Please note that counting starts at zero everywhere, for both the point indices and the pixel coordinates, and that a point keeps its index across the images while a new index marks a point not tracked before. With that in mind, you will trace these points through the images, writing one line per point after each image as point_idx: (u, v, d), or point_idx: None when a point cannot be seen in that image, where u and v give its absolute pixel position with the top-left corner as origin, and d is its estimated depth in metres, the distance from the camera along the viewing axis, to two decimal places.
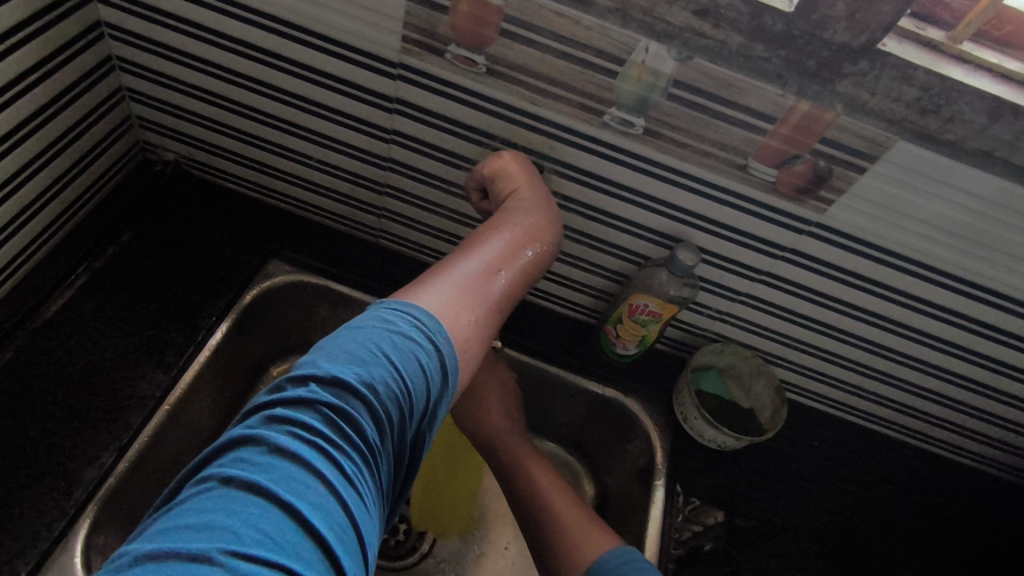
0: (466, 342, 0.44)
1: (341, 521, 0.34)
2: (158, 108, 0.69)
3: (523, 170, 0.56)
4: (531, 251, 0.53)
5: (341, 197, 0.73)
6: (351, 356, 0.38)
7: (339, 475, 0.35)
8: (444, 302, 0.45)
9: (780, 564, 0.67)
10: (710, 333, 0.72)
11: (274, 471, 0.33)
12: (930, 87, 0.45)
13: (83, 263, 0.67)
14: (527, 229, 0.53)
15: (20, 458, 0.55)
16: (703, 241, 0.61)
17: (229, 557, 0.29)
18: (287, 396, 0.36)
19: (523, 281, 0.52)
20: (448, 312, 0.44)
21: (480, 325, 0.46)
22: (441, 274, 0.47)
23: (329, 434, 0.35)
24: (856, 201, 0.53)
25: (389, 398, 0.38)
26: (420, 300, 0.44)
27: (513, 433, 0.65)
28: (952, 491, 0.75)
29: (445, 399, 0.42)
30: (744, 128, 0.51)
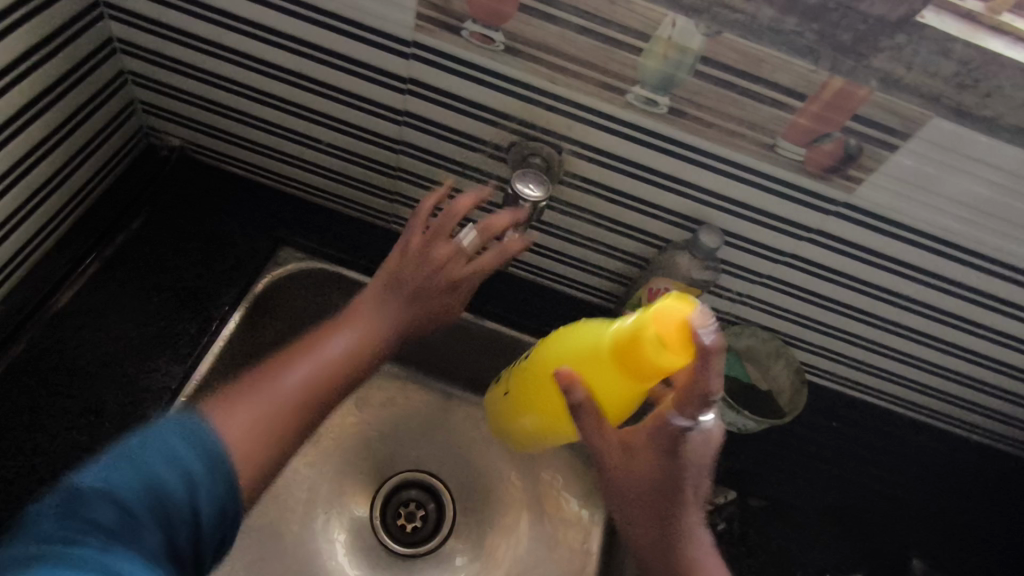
0: (251, 453, 0.44)
1: None
2: (161, 91, 0.67)
3: (432, 203, 0.56)
4: (365, 359, 0.53)
5: (351, 181, 0.71)
6: (111, 469, 0.37)
7: (97, 556, 0.34)
8: (239, 424, 0.44)
9: (800, 545, 0.68)
10: (729, 316, 0.72)
11: (18, 566, 0.32)
12: (969, 61, 0.44)
13: (92, 253, 0.66)
14: (351, 338, 0.53)
15: (39, 454, 0.55)
16: (727, 222, 0.60)
17: None
18: (30, 514, 0.36)
19: (358, 363, 0.53)
20: (225, 414, 0.45)
21: (265, 435, 0.45)
22: (267, 376, 0.48)
23: (81, 534, 0.34)
24: (887, 180, 0.52)
25: (151, 502, 0.37)
26: (218, 417, 0.44)
27: (648, 462, 0.50)
28: (969, 469, 0.76)
29: (237, 508, 0.40)
30: (773, 107, 0.49)
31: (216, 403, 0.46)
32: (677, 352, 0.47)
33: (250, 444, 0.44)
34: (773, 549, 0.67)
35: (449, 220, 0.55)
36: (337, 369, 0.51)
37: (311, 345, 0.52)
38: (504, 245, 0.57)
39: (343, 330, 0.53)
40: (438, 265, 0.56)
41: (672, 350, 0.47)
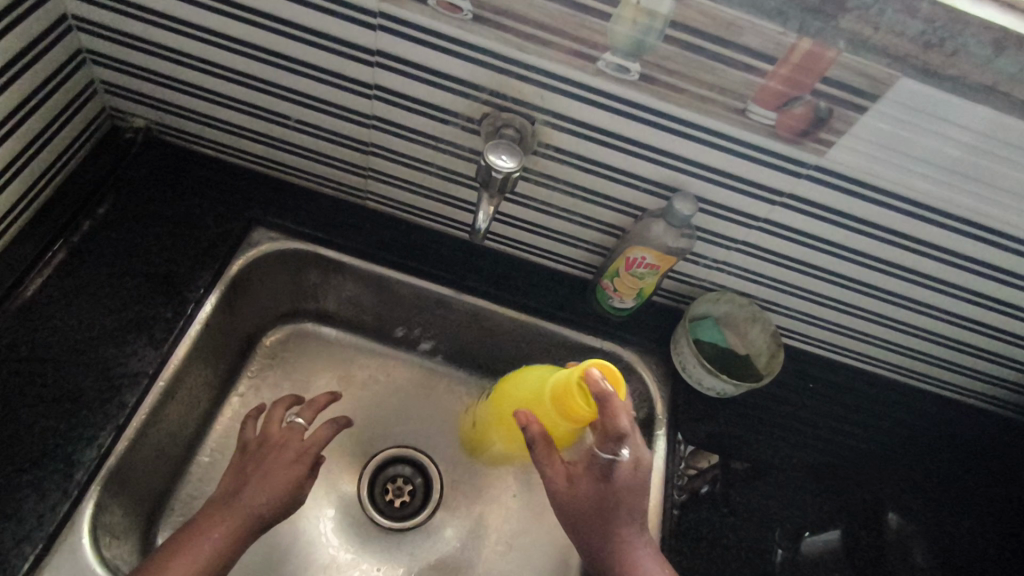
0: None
1: None
2: (123, 70, 0.65)
3: (284, 402, 0.65)
4: (239, 538, 0.54)
5: (324, 159, 0.70)
6: None
7: None
8: None
9: (780, 503, 0.69)
10: (706, 283, 0.72)
11: None
12: (935, 20, 0.44)
13: (59, 240, 0.64)
14: (219, 531, 0.53)
15: (14, 443, 0.55)
16: (701, 189, 0.60)
17: None
18: None
19: (238, 538, 0.54)
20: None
21: None
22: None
23: None
24: (858, 142, 0.52)
25: None
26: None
27: (584, 483, 0.58)
28: (939, 424, 0.79)
29: None
30: (744, 70, 0.49)
31: None
32: (587, 403, 0.53)
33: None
34: (755, 508, 0.68)
35: (291, 433, 0.62)
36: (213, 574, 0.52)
37: (168, 567, 0.50)
38: (306, 442, 0.61)
39: (219, 524, 0.54)
40: (295, 448, 0.61)
41: (586, 404, 0.53)
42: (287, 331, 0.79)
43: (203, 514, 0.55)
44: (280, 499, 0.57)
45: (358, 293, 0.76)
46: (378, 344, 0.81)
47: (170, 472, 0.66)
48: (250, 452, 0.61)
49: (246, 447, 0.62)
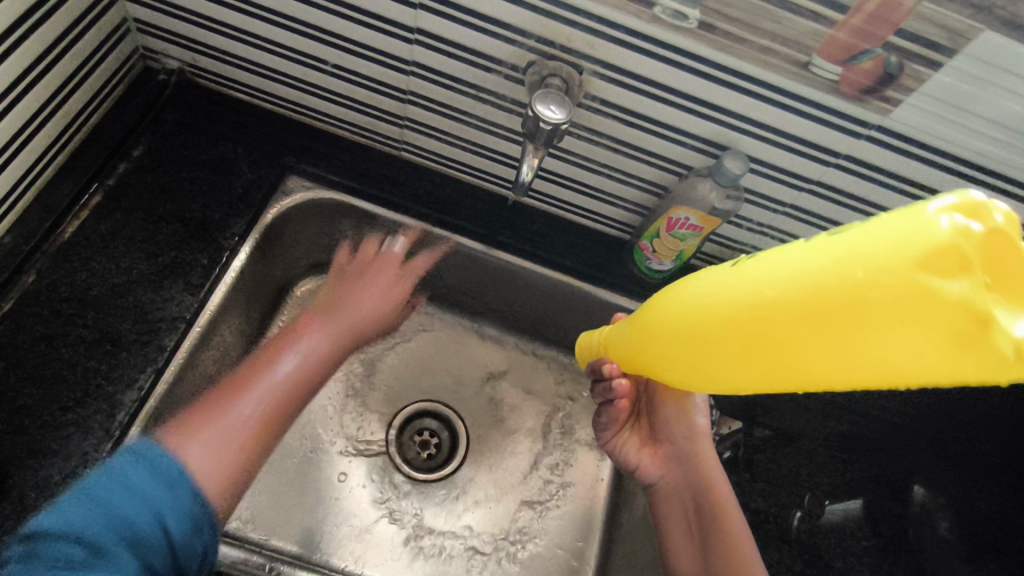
0: (224, 480, 0.46)
1: (182, 504, 0.42)
2: (157, 8, 0.63)
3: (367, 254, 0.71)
4: (320, 368, 0.60)
5: (360, 106, 0.68)
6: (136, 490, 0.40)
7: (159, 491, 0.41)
8: (199, 451, 0.46)
9: (808, 470, 0.69)
10: (747, 247, 0.70)
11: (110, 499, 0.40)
12: None
13: (95, 182, 0.64)
14: (310, 352, 0.59)
15: (57, 381, 0.56)
16: (752, 148, 0.58)
17: (158, 523, 0.40)
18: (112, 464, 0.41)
19: (326, 360, 0.60)
20: (183, 444, 0.46)
21: (230, 463, 0.47)
22: (229, 394, 0.51)
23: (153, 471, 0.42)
24: (926, 101, 0.49)
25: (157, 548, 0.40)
26: (187, 440, 0.46)
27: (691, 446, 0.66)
28: (976, 397, 0.77)
29: (206, 507, 0.43)
30: (811, 19, 0.46)
31: (164, 436, 0.46)
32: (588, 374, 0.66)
33: (228, 457, 0.47)
34: (782, 475, 0.69)
35: (388, 255, 0.71)
36: (306, 385, 0.57)
37: (267, 367, 0.55)
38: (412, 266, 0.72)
39: (314, 336, 0.61)
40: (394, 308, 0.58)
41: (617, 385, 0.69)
42: (317, 281, 0.78)
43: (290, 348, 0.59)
44: (379, 315, 0.68)
45: None
46: (410, 299, 0.81)
47: None
48: (337, 287, 0.67)
49: (341, 270, 0.69)
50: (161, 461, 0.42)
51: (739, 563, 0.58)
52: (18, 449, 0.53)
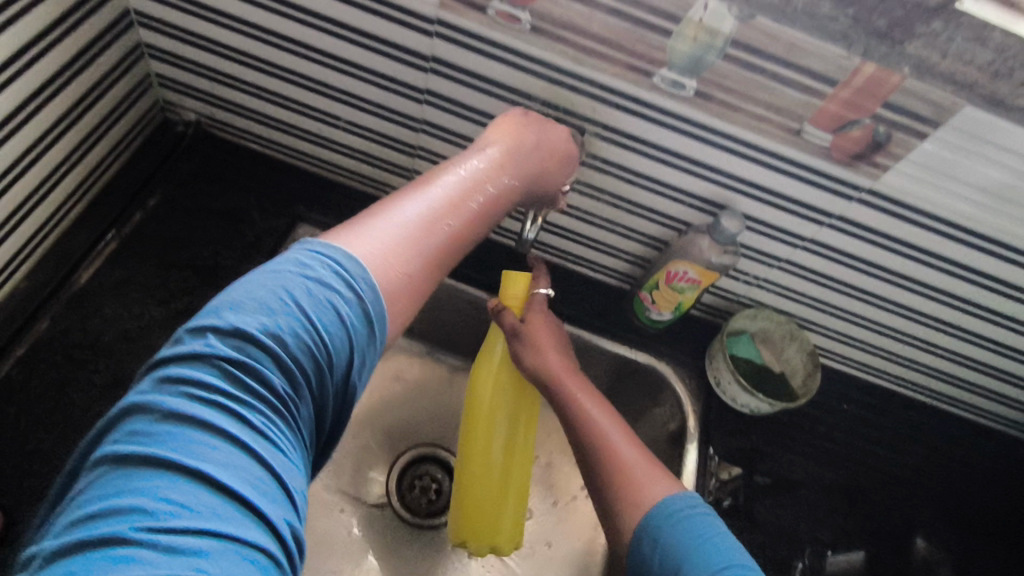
0: (402, 289, 0.43)
1: (253, 470, 0.33)
2: (178, 65, 0.67)
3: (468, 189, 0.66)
4: (486, 190, 0.50)
5: (369, 159, 0.71)
6: (259, 305, 0.37)
7: (252, 432, 0.34)
8: (372, 249, 0.42)
9: (808, 523, 0.69)
10: (745, 299, 0.72)
11: (169, 439, 0.32)
12: (1007, 49, 0.42)
13: (112, 228, 0.66)
14: (478, 193, 0.49)
15: (66, 427, 0.57)
16: (748, 206, 0.60)
17: (245, 432, 0.34)
18: (181, 352, 0.36)
19: (491, 206, 0.50)
20: (373, 261, 0.42)
21: (403, 260, 0.43)
22: (382, 209, 0.45)
23: (231, 392, 0.35)
24: (912, 167, 0.52)
25: (301, 349, 0.37)
26: (347, 242, 0.42)
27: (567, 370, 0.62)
28: (975, 452, 0.77)
29: (378, 343, 0.42)
30: (802, 91, 0.49)
31: (326, 236, 0.42)
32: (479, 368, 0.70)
33: (391, 275, 0.42)
34: (782, 526, 0.69)
35: None
36: (469, 221, 0.48)
37: (441, 182, 0.48)
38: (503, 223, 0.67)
39: (478, 163, 0.50)
40: (526, 117, 0.53)
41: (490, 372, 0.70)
42: None
43: (459, 170, 0.50)
44: None
45: None
46: (412, 343, 0.82)
47: None
48: (486, 138, 0.52)
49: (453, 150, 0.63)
50: (357, 279, 0.40)
51: (616, 468, 0.54)
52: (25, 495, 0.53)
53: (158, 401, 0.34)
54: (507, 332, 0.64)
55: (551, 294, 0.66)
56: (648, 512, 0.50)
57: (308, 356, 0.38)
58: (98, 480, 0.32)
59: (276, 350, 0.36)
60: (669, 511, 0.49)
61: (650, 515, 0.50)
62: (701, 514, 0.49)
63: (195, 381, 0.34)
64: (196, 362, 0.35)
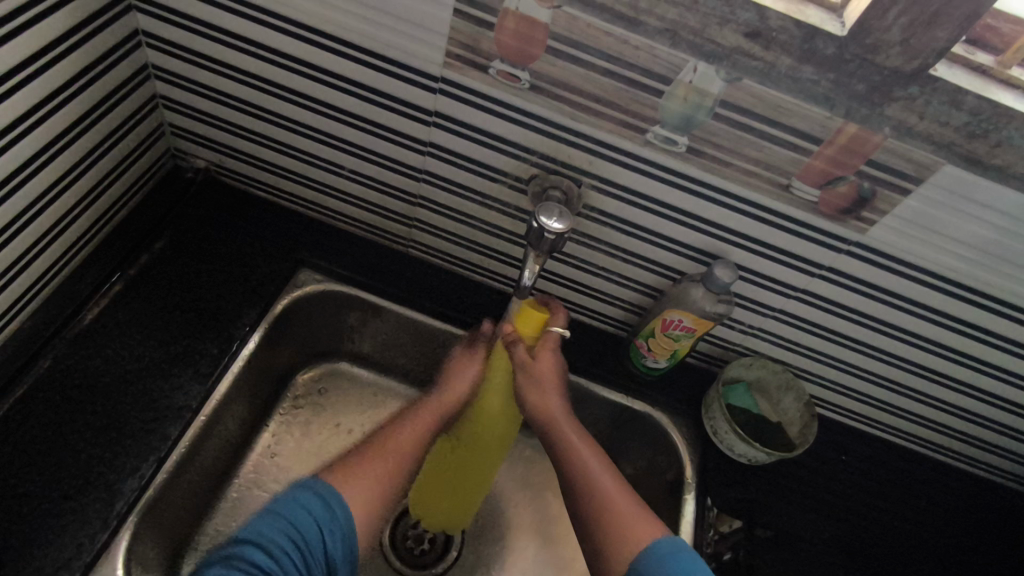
0: (376, 511, 0.56)
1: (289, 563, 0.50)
2: (192, 115, 0.69)
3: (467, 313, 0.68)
4: (462, 380, 0.65)
5: (372, 207, 0.73)
6: (268, 540, 0.50)
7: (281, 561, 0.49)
8: (355, 493, 0.55)
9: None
10: (740, 348, 0.73)
11: (248, 553, 0.49)
12: (980, 112, 0.45)
13: (118, 271, 0.67)
14: (432, 427, 0.63)
15: (59, 468, 0.56)
16: (740, 257, 0.61)
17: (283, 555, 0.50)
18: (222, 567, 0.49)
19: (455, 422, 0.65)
20: (353, 485, 0.55)
21: (373, 509, 0.55)
22: (366, 453, 0.58)
23: (268, 560, 0.49)
24: (898, 222, 0.53)
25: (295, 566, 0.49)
26: (339, 483, 0.55)
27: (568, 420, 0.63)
28: (977, 506, 0.76)
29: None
30: (789, 148, 0.51)
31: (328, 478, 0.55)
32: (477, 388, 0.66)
33: (364, 503, 0.55)
34: None
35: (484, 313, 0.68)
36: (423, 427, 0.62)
37: (421, 426, 0.62)
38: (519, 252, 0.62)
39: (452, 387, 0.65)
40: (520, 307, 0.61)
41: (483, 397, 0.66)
42: (321, 369, 0.80)
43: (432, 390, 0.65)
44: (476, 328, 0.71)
45: (394, 337, 0.77)
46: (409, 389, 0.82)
47: (201, 504, 0.67)
48: (459, 360, 0.66)
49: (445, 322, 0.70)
50: (336, 518, 0.53)
51: (611, 517, 0.56)
52: (15, 538, 0.53)
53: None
54: (517, 365, 0.62)
55: (567, 333, 0.63)
56: (640, 558, 0.52)
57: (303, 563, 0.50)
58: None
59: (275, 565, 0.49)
60: (660, 555, 0.52)
61: (643, 562, 0.52)
62: (689, 558, 0.52)
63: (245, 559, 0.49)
64: (242, 558, 0.49)
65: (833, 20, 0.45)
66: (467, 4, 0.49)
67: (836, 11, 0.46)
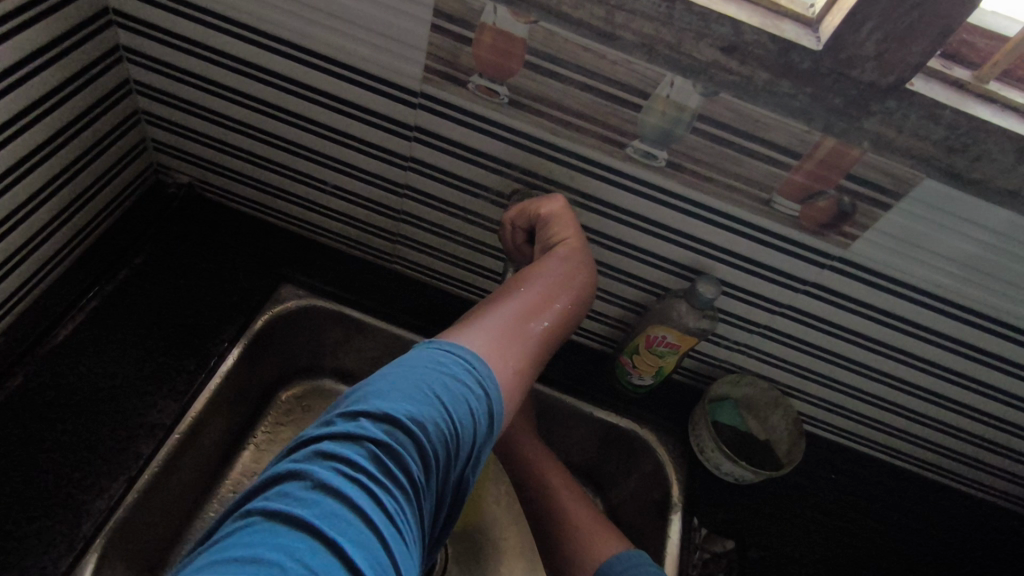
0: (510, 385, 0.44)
1: (383, 556, 0.33)
2: (174, 130, 0.69)
3: (563, 215, 0.55)
4: (575, 291, 0.54)
5: (355, 222, 0.72)
6: (404, 395, 0.38)
7: (383, 511, 0.34)
8: (487, 354, 0.44)
9: None
10: (728, 364, 0.72)
11: (326, 510, 0.32)
12: (958, 127, 0.44)
13: (95, 287, 0.66)
14: (559, 276, 0.53)
15: (26, 488, 0.55)
16: (724, 273, 0.61)
17: (382, 512, 0.34)
18: (333, 432, 0.36)
19: (571, 317, 0.53)
20: (488, 361, 0.44)
21: (513, 370, 0.45)
22: (481, 321, 0.47)
23: (373, 471, 0.35)
24: (879, 236, 0.53)
25: (436, 448, 0.37)
26: (462, 347, 0.44)
27: (527, 435, 0.63)
28: (970, 525, 0.75)
29: (488, 442, 0.42)
30: (768, 163, 0.51)
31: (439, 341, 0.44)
32: None
33: (501, 376, 0.44)
34: None
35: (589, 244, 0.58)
36: (544, 311, 0.50)
37: (546, 263, 0.54)
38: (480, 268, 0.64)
39: (561, 262, 0.54)
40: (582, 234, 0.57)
41: None
42: (304, 386, 0.78)
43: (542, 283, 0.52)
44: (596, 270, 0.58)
45: (378, 355, 0.76)
46: None
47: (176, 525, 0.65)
48: (565, 258, 0.54)
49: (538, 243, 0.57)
50: (481, 374, 0.42)
51: (573, 526, 0.56)
52: None
53: (313, 470, 0.34)
54: None
55: None
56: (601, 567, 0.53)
57: (443, 448, 0.38)
58: (248, 533, 0.31)
59: (421, 439, 0.36)
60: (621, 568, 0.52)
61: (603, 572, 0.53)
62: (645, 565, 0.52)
63: (341, 456, 0.34)
64: (348, 439, 0.36)
65: (809, 35, 0.44)
66: (443, 19, 0.49)
67: (812, 26, 0.45)
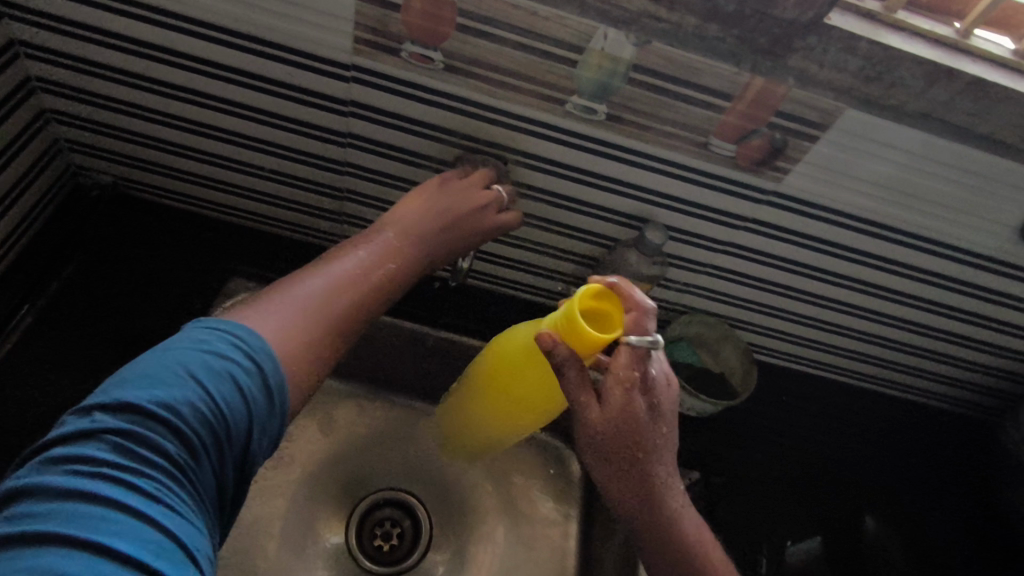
0: (296, 365, 0.41)
1: (160, 541, 0.32)
2: (89, 127, 0.65)
3: (430, 185, 0.55)
4: (406, 256, 0.50)
5: (297, 206, 0.70)
6: (151, 379, 0.36)
7: (143, 499, 0.32)
8: (270, 326, 0.41)
9: (766, 513, 0.73)
10: (679, 306, 0.75)
11: (68, 516, 0.30)
12: (873, 57, 0.46)
13: (25, 303, 0.64)
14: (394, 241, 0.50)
15: None
16: (669, 218, 0.63)
17: (138, 500, 0.32)
18: (65, 433, 0.34)
19: (404, 284, 0.50)
20: (274, 332, 0.41)
21: (308, 342, 0.42)
22: (280, 290, 0.44)
23: (119, 462, 0.33)
24: (810, 168, 0.56)
25: (198, 422, 0.36)
26: (248, 316, 0.41)
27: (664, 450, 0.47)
28: (906, 425, 0.82)
29: (276, 412, 0.40)
30: (703, 107, 0.53)
31: (225, 315, 0.42)
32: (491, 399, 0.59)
33: (290, 347, 0.41)
34: (741, 522, 0.72)
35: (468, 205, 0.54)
36: (365, 281, 0.47)
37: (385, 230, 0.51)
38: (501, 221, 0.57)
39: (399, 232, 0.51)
40: (454, 184, 0.55)
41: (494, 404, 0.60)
42: None
43: (366, 246, 0.49)
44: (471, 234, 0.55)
45: None
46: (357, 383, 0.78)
47: None
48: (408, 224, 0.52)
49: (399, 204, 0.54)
50: (255, 347, 0.39)
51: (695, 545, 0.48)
52: None
53: (41, 482, 0.32)
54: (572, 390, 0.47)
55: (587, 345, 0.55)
56: None
57: (207, 427, 0.36)
58: None
59: (175, 422, 0.35)
60: None
61: None
62: None
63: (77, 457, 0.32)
64: (83, 438, 0.34)
65: None
66: None
67: None
